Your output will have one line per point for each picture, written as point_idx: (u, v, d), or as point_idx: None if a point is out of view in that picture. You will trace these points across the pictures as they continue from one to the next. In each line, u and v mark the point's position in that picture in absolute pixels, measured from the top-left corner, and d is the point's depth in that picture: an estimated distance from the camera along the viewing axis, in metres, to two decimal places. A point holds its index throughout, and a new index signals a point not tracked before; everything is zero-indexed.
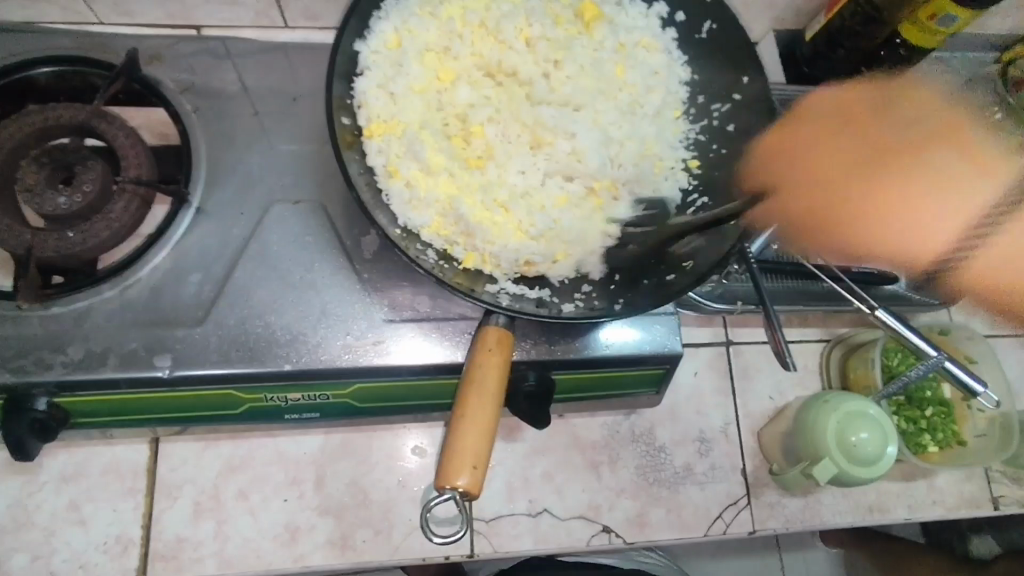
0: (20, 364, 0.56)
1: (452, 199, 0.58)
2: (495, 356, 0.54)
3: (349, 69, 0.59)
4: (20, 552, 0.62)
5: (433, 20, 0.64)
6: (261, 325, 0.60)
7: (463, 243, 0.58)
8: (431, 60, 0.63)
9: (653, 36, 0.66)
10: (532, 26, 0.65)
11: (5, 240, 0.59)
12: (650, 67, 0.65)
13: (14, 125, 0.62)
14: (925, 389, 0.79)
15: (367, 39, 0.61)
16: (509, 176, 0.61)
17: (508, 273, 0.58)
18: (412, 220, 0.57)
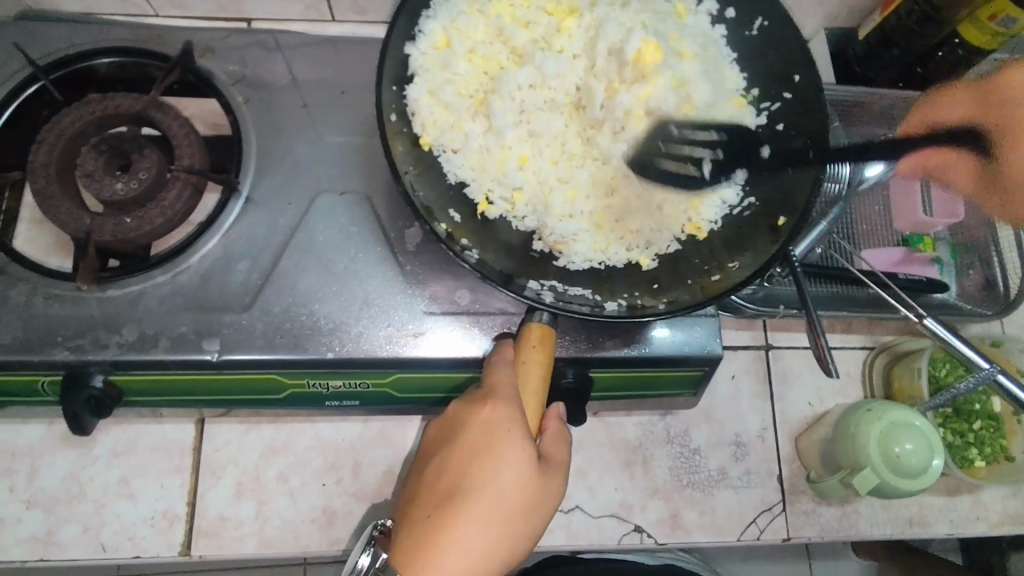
0: (79, 342, 0.59)
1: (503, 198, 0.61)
2: (540, 348, 0.54)
3: (400, 74, 0.61)
4: (73, 522, 0.65)
5: (481, 18, 0.64)
6: (305, 313, 0.61)
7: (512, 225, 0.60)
8: (481, 56, 0.63)
9: (704, 31, 0.65)
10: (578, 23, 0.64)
11: (66, 223, 0.61)
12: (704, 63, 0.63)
13: (75, 113, 0.65)
14: (974, 402, 0.76)
15: (416, 40, 0.61)
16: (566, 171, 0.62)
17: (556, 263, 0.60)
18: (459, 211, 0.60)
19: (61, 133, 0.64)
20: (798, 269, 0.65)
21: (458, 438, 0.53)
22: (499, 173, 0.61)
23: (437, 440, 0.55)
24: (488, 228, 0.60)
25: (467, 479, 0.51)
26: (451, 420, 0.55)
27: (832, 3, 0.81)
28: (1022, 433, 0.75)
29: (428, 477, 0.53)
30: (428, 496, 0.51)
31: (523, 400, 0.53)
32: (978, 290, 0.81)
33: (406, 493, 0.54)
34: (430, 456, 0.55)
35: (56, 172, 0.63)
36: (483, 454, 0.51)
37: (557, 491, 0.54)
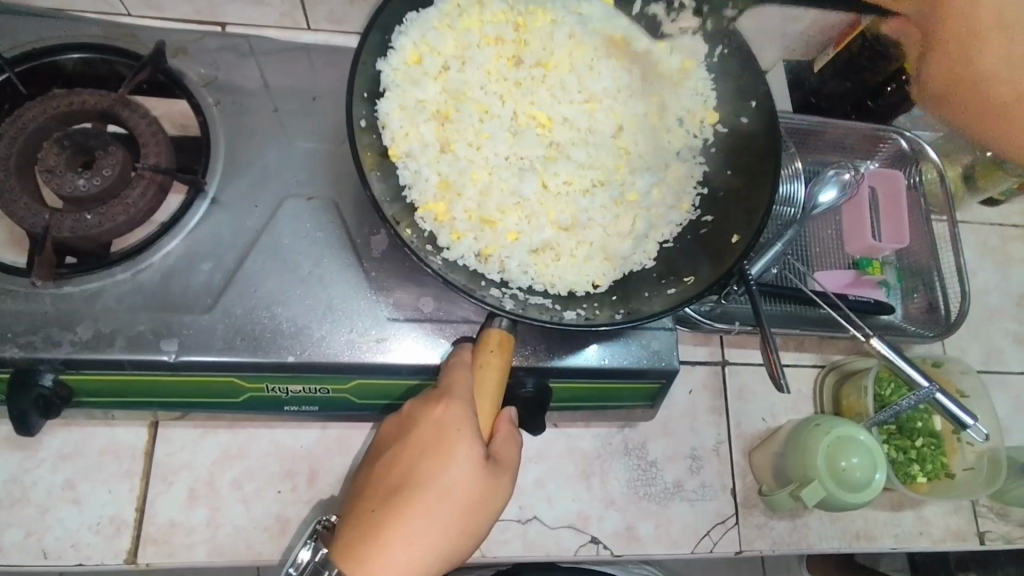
0: (30, 339, 0.57)
1: (463, 210, 0.61)
2: (497, 351, 0.55)
3: (371, 90, 0.61)
4: (14, 527, 0.63)
5: (451, 33, 0.65)
6: (267, 315, 0.61)
7: (480, 237, 0.60)
8: (446, 79, 0.65)
9: (654, 66, 0.68)
10: (548, 47, 0.67)
11: (24, 218, 0.60)
12: (648, 98, 0.68)
13: (39, 108, 0.64)
14: (916, 420, 0.79)
15: (388, 56, 0.62)
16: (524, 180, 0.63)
17: (516, 276, 0.60)
18: (422, 216, 0.60)
19: (23, 127, 0.63)
20: (753, 286, 0.68)
21: (410, 435, 0.53)
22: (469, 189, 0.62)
23: (388, 439, 0.55)
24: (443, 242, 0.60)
25: (415, 476, 0.52)
26: (404, 419, 0.55)
27: (788, 35, 0.85)
28: (959, 451, 0.79)
29: (376, 473, 0.53)
30: (375, 492, 0.52)
31: (476, 401, 0.54)
32: (922, 312, 0.85)
33: (355, 489, 0.54)
34: (381, 453, 0.55)
35: (16, 165, 0.62)
36: (433, 450, 0.52)
37: (506, 493, 0.54)
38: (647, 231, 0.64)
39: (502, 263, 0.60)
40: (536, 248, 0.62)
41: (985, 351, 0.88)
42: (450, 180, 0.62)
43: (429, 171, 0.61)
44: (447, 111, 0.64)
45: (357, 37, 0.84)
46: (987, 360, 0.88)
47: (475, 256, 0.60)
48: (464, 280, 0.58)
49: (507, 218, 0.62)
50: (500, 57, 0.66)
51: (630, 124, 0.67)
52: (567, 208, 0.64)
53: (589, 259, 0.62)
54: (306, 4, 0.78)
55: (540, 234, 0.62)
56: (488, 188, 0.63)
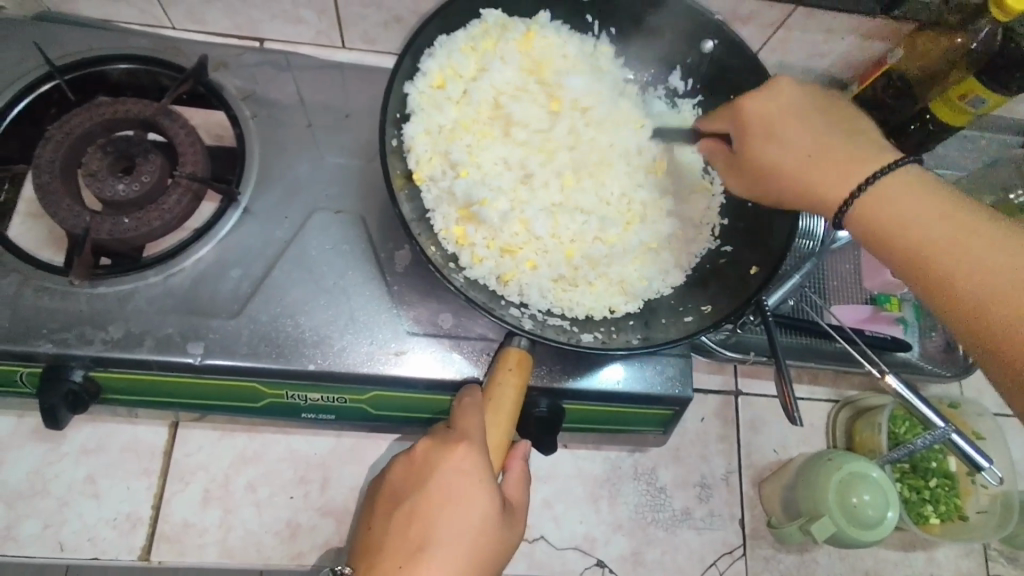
0: (64, 336, 0.59)
1: (482, 238, 0.62)
2: (512, 383, 0.55)
3: (398, 112, 0.62)
4: (33, 518, 0.64)
5: (477, 58, 0.66)
6: (290, 324, 0.63)
7: (500, 260, 0.62)
8: (465, 110, 0.66)
9: (662, 109, 0.70)
10: (571, 74, 0.68)
11: (66, 219, 0.63)
12: (658, 131, 0.69)
13: (85, 114, 0.67)
14: (930, 459, 0.79)
15: (415, 80, 0.63)
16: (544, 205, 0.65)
17: (535, 298, 0.61)
18: (443, 237, 0.62)
19: (69, 132, 0.66)
20: (769, 317, 0.69)
21: (430, 483, 0.51)
22: (485, 212, 0.62)
23: (404, 482, 0.53)
24: (462, 260, 0.61)
25: (442, 527, 0.49)
26: (419, 464, 0.53)
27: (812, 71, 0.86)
28: (974, 493, 0.78)
29: (396, 522, 0.51)
30: (399, 547, 0.49)
31: (494, 441, 0.53)
32: (940, 351, 0.85)
33: (370, 543, 0.51)
34: (395, 501, 0.52)
35: (61, 168, 0.65)
36: (460, 498, 0.50)
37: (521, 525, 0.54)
38: (663, 263, 0.64)
39: (520, 289, 0.61)
40: (555, 276, 0.62)
41: None
42: (472, 208, 0.62)
43: (451, 197, 0.63)
44: (469, 133, 0.65)
45: (389, 57, 0.86)
46: (1004, 403, 0.87)
47: (495, 282, 0.61)
48: (485, 300, 0.59)
49: (525, 242, 0.63)
50: (516, 87, 0.67)
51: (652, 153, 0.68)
52: (584, 240, 0.64)
53: (607, 284, 0.63)
54: (343, 24, 0.81)
55: (557, 259, 0.63)
56: (507, 214, 0.63)
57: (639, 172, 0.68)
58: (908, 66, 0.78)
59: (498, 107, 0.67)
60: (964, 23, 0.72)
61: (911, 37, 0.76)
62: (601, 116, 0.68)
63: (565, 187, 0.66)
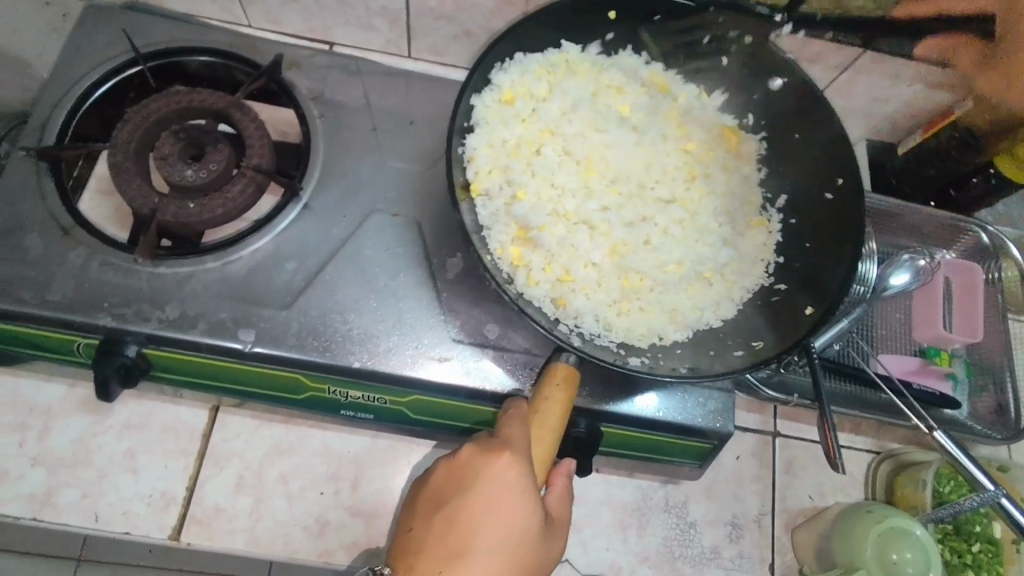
0: (123, 311, 0.61)
1: (537, 255, 0.61)
2: (559, 398, 0.54)
3: (464, 121, 0.63)
4: (72, 487, 0.66)
5: (546, 78, 0.67)
6: (339, 320, 0.63)
7: (553, 279, 0.61)
8: (530, 129, 0.66)
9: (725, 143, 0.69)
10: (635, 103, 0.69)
11: (135, 199, 0.65)
12: (716, 165, 0.69)
13: (162, 101, 0.70)
14: (975, 523, 0.76)
15: (483, 94, 0.65)
16: (605, 227, 0.64)
17: (586, 319, 0.60)
18: (497, 248, 0.60)
19: (146, 116, 0.69)
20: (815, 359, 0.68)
21: (473, 489, 0.51)
22: (543, 229, 0.62)
23: (447, 485, 0.53)
24: (515, 273, 0.60)
25: (482, 534, 0.50)
26: (462, 468, 0.53)
27: (875, 115, 0.85)
28: (1018, 561, 0.76)
29: (437, 525, 0.51)
30: (439, 548, 0.50)
31: (538, 454, 0.53)
32: (990, 412, 0.82)
33: (410, 539, 0.52)
34: (437, 501, 0.53)
35: (135, 150, 0.67)
36: (503, 507, 0.51)
37: (558, 533, 0.55)
38: (715, 294, 0.64)
39: (571, 309, 0.60)
40: (606, 299, 0.61)
41: None
42: (533, 225, 0.62)
43: (509, 212, 0.62)
44: (531, 150, 0.65)
45: (453, 70, 0.88)
46: None
47: (547, 300, 0.60)
48: (538, 317, 0.58)
49: (580, 261, 0.62)
50: (583, 109, 0.68)
51: (712, 188, 0.68)
52: (639, 263, 0.63)
53: (658, 311, 0.62)
54: (413, 34, 0.83)
55: (611, 282, 0.62)
56: (564, 233, 0.63)
57: (698, 204, 0.67)
58: (975, 119, 0.78)
59: (564, 129, 0.67)
60: None
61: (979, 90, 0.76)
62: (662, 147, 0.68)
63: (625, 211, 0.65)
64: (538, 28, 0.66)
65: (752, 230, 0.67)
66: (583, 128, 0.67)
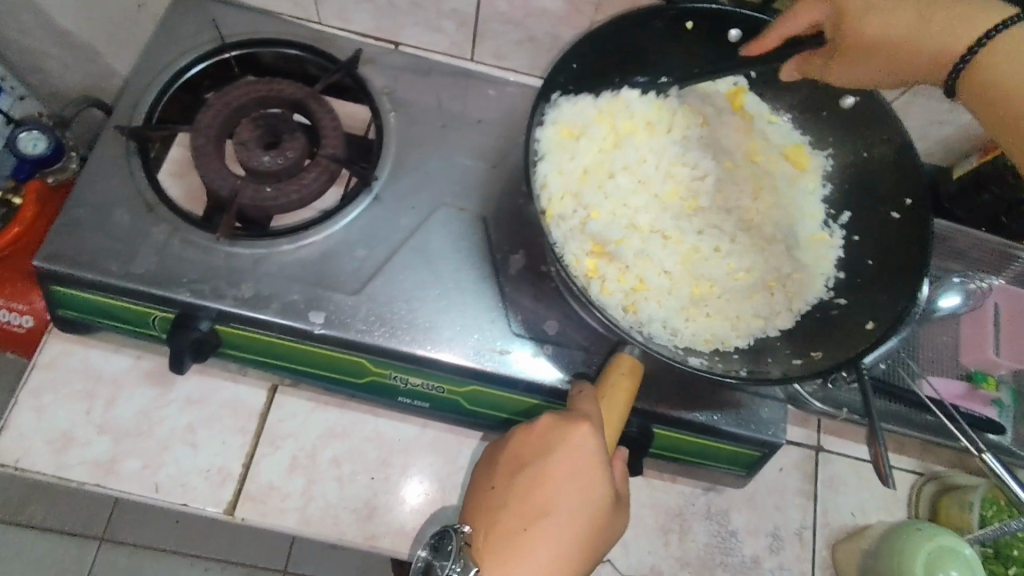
0: (200, 287, 0.63)
1: (610, 271, 0.63)
2: (631, 372, 0.54)
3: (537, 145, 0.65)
4: (134, 457, 0.67)
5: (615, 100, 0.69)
6: (406, 308, 0.65)
7: (626, 292, 0.63)
8: (601, 150, 0.69)
9: (792, 159, 0.71)
10: (702, 121, 0.71)
11: (215, 180, 0.67)
12: (780, 181, 0.71)
13: (242, 89, 0.72)
14: (1014, 547, 0.76)
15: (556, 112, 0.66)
16: (674, 245, 0.66)
17: (657, 326, 0.62)
18: (573, 261, 0.62)
19: (226, 104, 0.71)
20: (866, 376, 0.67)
21: (551, 458, 0.51)
22: (616, 247, 0.64)
23: (520, 456, 0.53)
24: (589, 282, 0.62)
25: (557, 505, 0.50)
26: (538, 437, 0.53)
27: (930, 138, 0.86)
28: None
29: (512, 493, 0.52)
30: (520, 512, 0.51)
31: (611, 426, 0.52)
32: None
33: (487, 502, 0.52)
34: (512, 467, 0.53)
35: (215, 134, 0.70)
36: (582, 476, 0.51)
37: (623, 514, 0.55)
38: (776, 303, 0.66)
39: (639, 316, 0.62)
40: (675, 305, 0.63)
41: None
42: (604, 241, 0.64)
43: (584, 230, 0.64)
44: (603, 171, 0.68)
45: (513, 74, 0.90)
46: None
47: (617, 307, 0.62)
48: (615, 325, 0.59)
49: (652, 276, 0.64)
50: (652, 127, 0.70)
51: (778, 204, 0.70)
52: (707, 272, 0.66)
53: (725, 324, 0.63)
54: (479, 38, 0.86)
55: (683, 296, 0.64)
56: (636, 250, 0.65)
57: (769, 220, 0.69)
58: None
59: (635, 148, 0.69)
60: None
61: None
62: (729, 164, 0.70)
63: (692, 225, 0.68)
64: (613, 37, 0.65)
65: (813, 242, 0.69)
66: (652, 148, 0.70)
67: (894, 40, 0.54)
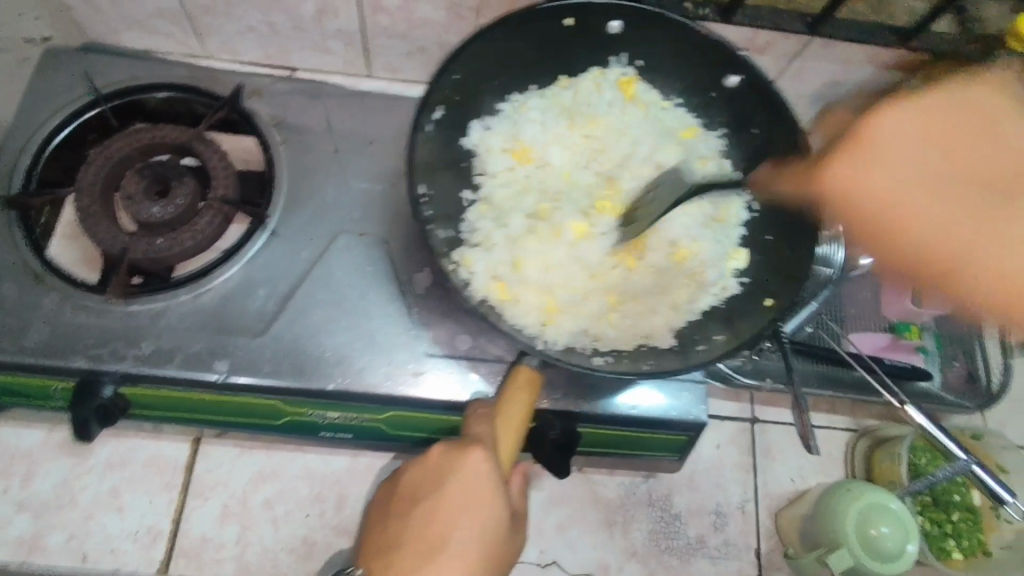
0: (97, 352, 0.61)
1: (522, 289, 0.62)
2: (524, 395, 0.54)
3: (426, 171, 0.63)
4: (58, 530, 0.66)
5: (507, 117, 0.69)
6: (314, 344, 0.64)
7: (542, 307, 0.61)
8: (501, 175, 0.68)
9: (697, 144, 0.70)
10: (600, 119, 0.71)
11: (103, 240, 0.65)
12: (693, 162, 0.69)
13: (124, 140, 0.70)
14: (952, 492, 0.78)
15: (442, 140, 0.65)
16: (591, 248, 0.65)
17: (573, 333, 0.60)
18: (482, 288, 0.61)
19: (110, 156, 0.69)
20: (785, 345, 0.69)
21: (443, 488, 0.50)
22: (528, 266, 0.63)
23: (417, 487, 0.51)
24: (501, 302, 0.60)
25: (456, 531, 0.48)
26: (432, 467, 0.52)
27: None
28: (997, 529, 0.76)
29: (410, 526, 0.49)
30: (411, 548, 0.48)
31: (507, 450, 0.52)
32: (961, 382, 0.84)
33: (381, 540, 0.50)
34: (408, 501, 0.51)
35: (100, 191, 0.67)
36: (474, 504, 0.49)
37: (524, 535, 0.54)
38: (696, 287, 0.64)
39: (559, 329, 0.60)
40: (592, 311, 0.61)
41: None
42: (510, 263, 0.63)
43: (490, 254, 0.63)
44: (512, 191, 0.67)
45: (413, 86, 0.89)
46: None
47: (536, 325, 0.60)
48: (524, 340, 0.58)
49: (570, 286, 0.63)
50: (552, 135, 0.70)
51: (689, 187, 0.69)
52: (622, 277, 0.64)
53: (643, 322, 0.61)
54: (370, 54, 0.85)
55: (604, 298, 0.62)
56: (547, 263, 0.64)
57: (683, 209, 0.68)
58: None
59: (539, 158, 0.69)
60: (982, 56, 0.71)
61: (924, 69, 0.75)
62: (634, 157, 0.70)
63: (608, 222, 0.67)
64: (492, 43, 0.64)
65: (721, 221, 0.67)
66: (555, 169, 0.69)
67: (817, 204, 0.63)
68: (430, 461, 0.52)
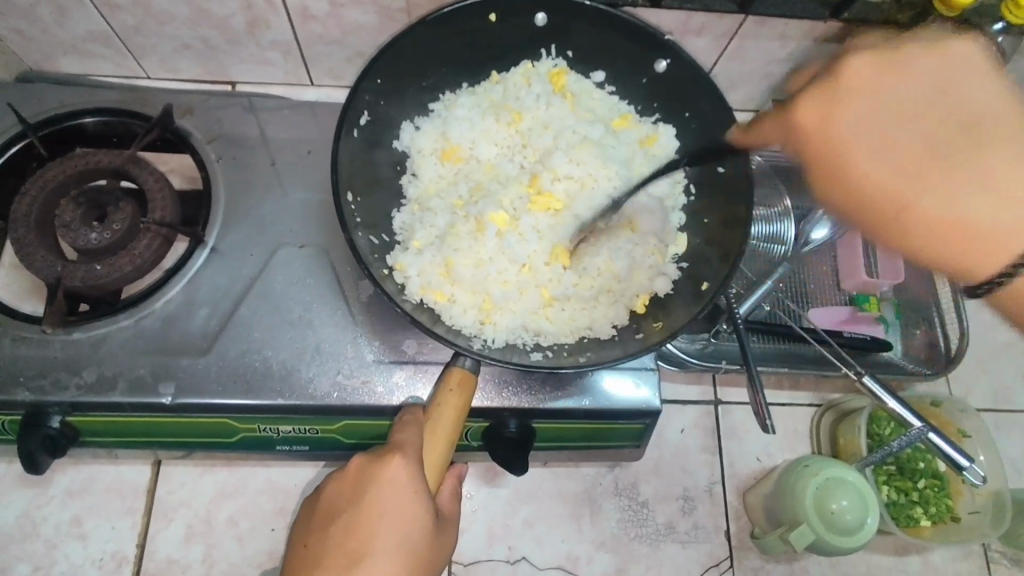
0: (40, 383, 0.61)
1: (458, 289, 0.62)
2: (452, 400, 0.54)
3: (352, 177, 0.61)
4: (23, 561, 0.66)
5: (434, 119, 0.69)
6: (259, 359, 0.64)
7: (478, 307, 0.62)
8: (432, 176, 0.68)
9: (628, 132, 0.70)
10: (528, 112, 0.71)
11: (41, 269, 0.65)
12: (624, 152, 0.70)
13: (61, 167, 0.69)
14: (917, 460, 0.77)
15: (369, 145, 0.64)
16: (525, 243, 0.65)
17: (510, 330, 0.61)
18: (417, 292, 0.61)
19: (43, 186, 0.68)
20: (740, 325, 0.69)
21: (368, 496, 0.50)
22: (463, 265, 0.63)
23: (342, 499, 0.52)
24: (437, 304, 0.61)
25: (378, 539, 0.49)
26: (356, 477, 0.52)
27: (776, 75, 0.84)
28: (965, 493, 0.76)
29: (334, 538, 0.49)
30: (332, 561, 0.48)
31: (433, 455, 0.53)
32: (922, 350, 0.84)
33: (304, 556, 0.50)
34: (335, 513, 0.51)
35: (37, 222, 0.67)
36: (396, 511, 0.49)
37: (453, 536, 0.55)
38: (634, 275, 0.64)
39: (497, 327, 0.61)
40: (528, 306, 0.62)
41: (992, 390, 0.86)
42: (443, 264, 0.63)
43: (424, 256, 0.63)
44: (444, 191, 0.67)
45: None
46: (994, 399, 0.86)
47: (474, 324, 0.61)
48: (460, 341, 0.58)
49: (506, 283, 0.63)
50: (482, 132, 0.70)
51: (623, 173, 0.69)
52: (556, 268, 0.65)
53: (580, 314, 0.62)
54: (309, 63, 0.84)
55: (541, 293, 0.63)
56: (481, 262, 0.64)
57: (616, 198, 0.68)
58: None
59: (469, 157, 0.70)
60: (914, 21, 0.71)
61: (862, 36, 0.75)
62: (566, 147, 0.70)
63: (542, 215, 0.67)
64: (415, 41, 0.62)
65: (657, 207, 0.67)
66: (486, 167, 0.69)
67: (909, 126, 0.44)
68: (355, 470, 0.53)
